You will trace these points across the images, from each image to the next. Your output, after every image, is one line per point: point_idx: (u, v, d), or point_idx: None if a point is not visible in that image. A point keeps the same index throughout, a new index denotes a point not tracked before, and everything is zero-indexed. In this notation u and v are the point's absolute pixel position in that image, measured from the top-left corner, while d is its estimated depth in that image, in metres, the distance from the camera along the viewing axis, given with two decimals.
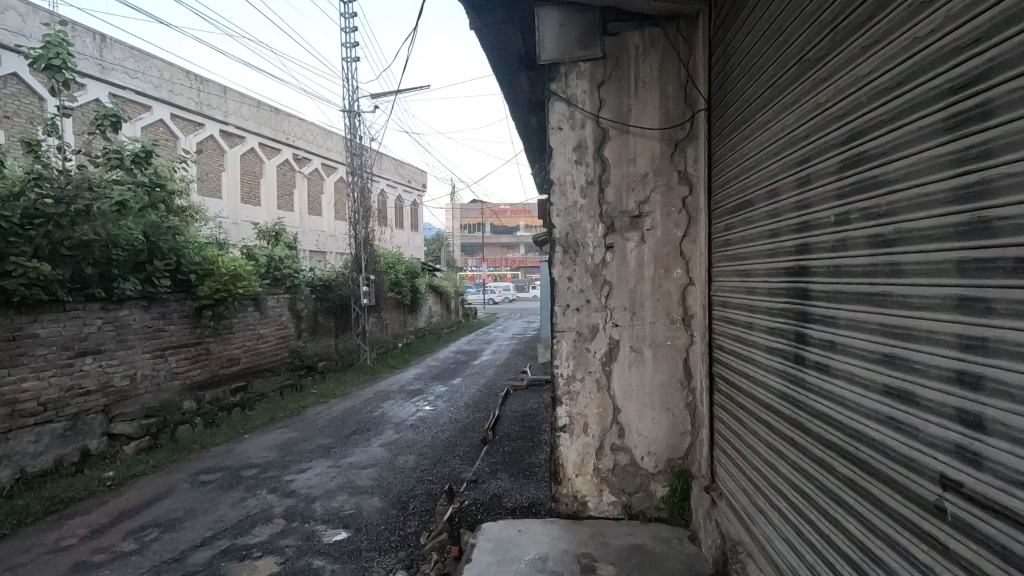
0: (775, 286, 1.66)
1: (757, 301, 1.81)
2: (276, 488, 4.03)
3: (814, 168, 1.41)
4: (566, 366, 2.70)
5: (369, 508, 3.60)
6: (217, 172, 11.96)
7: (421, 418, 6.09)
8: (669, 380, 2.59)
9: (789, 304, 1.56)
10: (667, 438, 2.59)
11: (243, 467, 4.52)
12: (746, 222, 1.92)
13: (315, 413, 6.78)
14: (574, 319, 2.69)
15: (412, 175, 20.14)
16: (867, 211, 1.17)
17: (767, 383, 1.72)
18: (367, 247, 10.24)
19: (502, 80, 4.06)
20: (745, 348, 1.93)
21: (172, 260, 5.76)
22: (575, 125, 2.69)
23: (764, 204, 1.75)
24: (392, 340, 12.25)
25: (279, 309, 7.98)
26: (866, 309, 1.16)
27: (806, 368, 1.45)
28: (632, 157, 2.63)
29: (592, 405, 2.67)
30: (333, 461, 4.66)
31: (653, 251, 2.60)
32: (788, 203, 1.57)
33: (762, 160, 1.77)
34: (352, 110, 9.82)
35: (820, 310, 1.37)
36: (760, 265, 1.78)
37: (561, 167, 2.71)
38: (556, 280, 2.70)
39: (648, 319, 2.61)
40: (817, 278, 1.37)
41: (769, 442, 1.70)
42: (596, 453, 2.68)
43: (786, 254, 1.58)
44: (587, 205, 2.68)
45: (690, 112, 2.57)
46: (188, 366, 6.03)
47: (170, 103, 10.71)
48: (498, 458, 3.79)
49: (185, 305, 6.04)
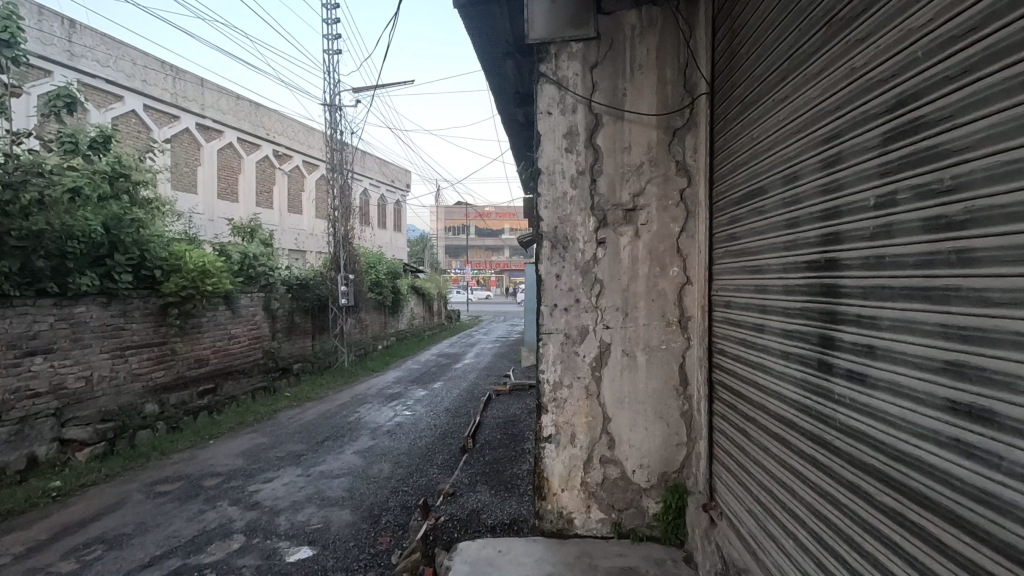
0: (792, 284, 1.47)
1: (769, 300, 1.62)
2: (238, 500, 3.74)
3: (846, 143, 1.22)
4: (553, 371, 2.48)
5: (338, 522, 3.34)
6: (192, 166, 11.56)
7: (400, 424, 5.82)
8: (664, 387, 2.39)
9: (811, 303, 1.36)
10: (661, 449, 2.39)
11: (204, 476, 4.22)
12: (756, 212, 1.73)
13: (288, 417, 6.47)
14: (562, 320, 2.47)
15: (395, 174, 19.84)
16: (922, 189, 0.97)
17: (781, 392, 1.52)
18: (346, 246, 9.93)
19: (487, 67, 3.84)
20: (754, 352, 1.73)
21: (136, 254, 5.44)
22: (565, 110, 2.48)
23: (780, 190, 1.56)
24: (372, 342, 11.92)
25: (252, 309, 7.64)
26: (923, 306, 0.96)
27: (834, 376, 1.25)
28: (627, 145, 2.43)
29: (581, 414, 2.46)
30: (303, 470, 4.38)
31: (648, 247, 2.40)
32: (811, 186, 1.38)
33: (777, 142, 1.58)
34: (333, 104, 9.52)
35: (854, 310, 1.17)
36: (774, 260, 1.58)
37: (549, 155, 2.50)
38: (543, 278, 2.49)
39: (642, 320, 2.41)
40: (851, 272, 1.18)
41: (783, 460, 1.51)
42: (584, 466, 2.46)
43: (807, 246, 1.39)
44: (578, 197, 2.47)
45: (690, 98, 2.38)
46: (151, 367, 5.69)
47: (144, 93, 10.30)
48: (478, 469, 3.55)
49: (149, 303, 5.71)
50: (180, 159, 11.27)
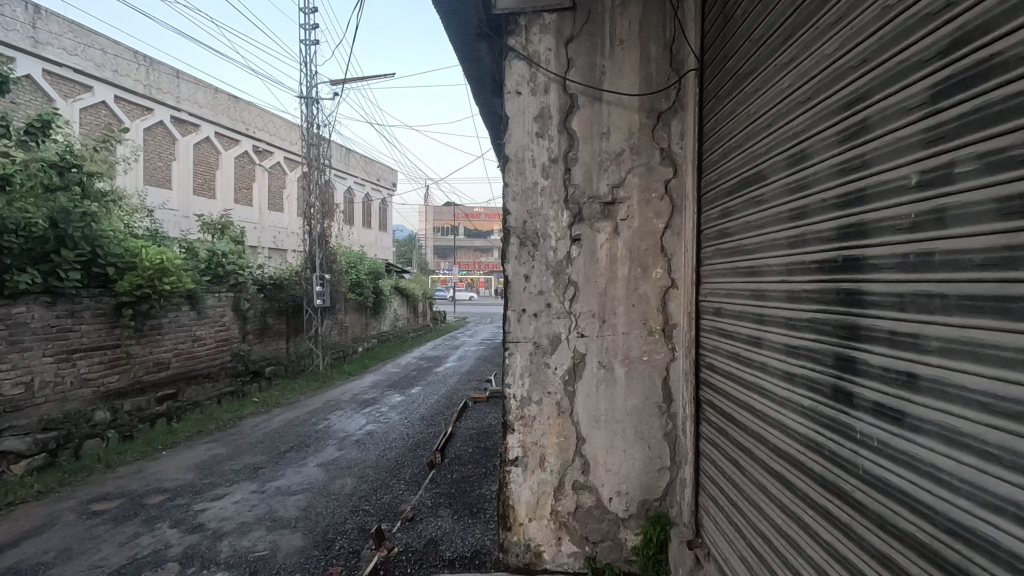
0: (798, 290, 1.18)
1: (768, 308, 1.34)
2: (180, 521, 3.40)
3: (875, 107, 0.94)
4: (520, 385, 2.18)
5: (287, 548, 3.01)
6: (165, 160, 11.11)
7: (370, 433, 5.50)
8: (645, 404, 2.10)
9: (823, 313, 1.08)
10: (641, 475, 2.10)
11: (148, 493, 3.87)
12: (753, 203, 1.44)
13: (253, 424, 6.12)
14: (531, 327, 2.17)
15: (380, 173, 19.50)
16: (995, 158, 0.69)
17: (782, 423, 1.24)
18: (322, 245, 9.58)
19: (459, 51, 3.54)
20: (749, 370, 1.45)
21: (86, 250, 5.08)
22: (537, 90, 2.18)
23: (781, 175, 1.29)
24: (352, 345, 11.53)
25: (220, 309, 7.27)
26: (1000, 324, 0.68)
27: (857, 409, 0.97)
28: (605, 129, 2.13)
29: (551, 433, 2.16)
30: (258, 485, 4.04)
31: (629, 245, 2.11)
32: (824, 165, 1.10)
33: (781, 115, 1.30)
34: (310, 96, 9.18)
35: (884, 326, 0.89)
36: (775, 260, 1.30)
37: (518, 140, 2.19)
38: (510, 280, 2.18)
39: (620, 329, 2.11)
40: (884, 275, 0.89)
41: (785, 505, 1.23)
42: (554, 493, 2.16)
43: (818, 242, 1.11)
44: (550, 188, 2.17)
45: (677, 77, 2.11)
46: (103, 372, 5.31)
47: (115, 84, 9.85)
48: (444, 490, 3.26)
49: (101, 302, 5.34)
50: (154, 153, 10.81)
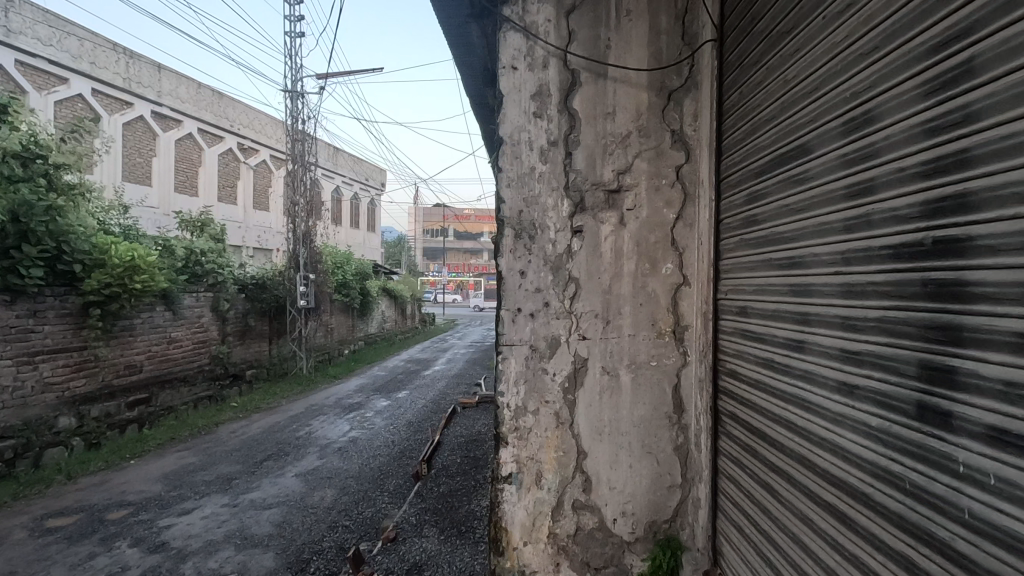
0: (859, 282, 0.97)
1: (814, 307, 1.13)
2: (141, 539, 3.12)
3: (987, 42, 0.74)
4: (514, 393, 1.94)
5: (257, 569, 2.75)
6: (145, 156, 10.75)
7: (353, 440, 5.24)
8: (653, 414, 1.87)
9: (898, 311, 0.87)
10: (648, 493, 1.87)
11: (110, 507, 3.58)
12: (792, 182, 1.23)
13: (230, 431, 5.83)
14: (526, 329, 1.93)
15: (369, 173, 19.21)
16: None
17: (836, 445, 1.03)
18: (306, 244, 9.29)
19: (449, 35, 3.29)
20: (787, 378, 1.23)
21: (50, 246, 4.78)
22: (535, 65, 1.93)
23: (832, 146, 1.08)
24: (337, 347, 11.23)
25: (198, 309, 6.96)
26: None
27: (957, 433, 0.76)
28: (610, 109, 1.89)
29: (549, 447, 1.92)
30: (231, 498, 3.76)
31: (637, 237, 1.88)
32: (899, 126, 0.89)
33: (830, 76, 1.09)
34: (294, 91, 8.90)
35: (1009, 327, 0.68)
36: (825, 250, 1.09)
37: (513, 120, 1.93)
38: (503, 276, 1.93)
39: (626, 331, 1.88)
40: (1009, 258, 0.69)
41: (843, 547, 1.01)
42: (551, 514, 1.91)
43: (892, 223, 0.90)
44: (548, 173, 1.92)
45: (690, 51, 1.89)
46: (69, 376, 5.00)
47: (93, 76, 9.50)
48: (429, 506, 3.02)
49: (66, 302, 5.03)
50: (133, 148, 10.45)
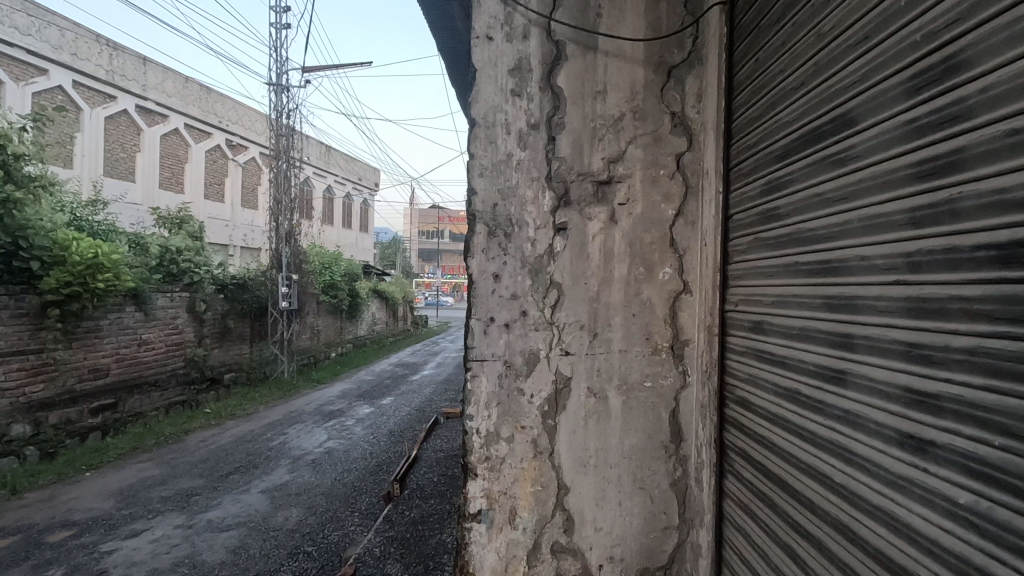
0: (939, 298, 0.69)
1: (859, 326, 0.85)
2: (79, 567, 2.81)
3: None
4: (485, 418, 1.63)
5: None
6: (128, 151, 10.41)
7: (329, 451, 4.94)
8: (648, 444, 1.59)
9: (1011, 343, 0.60)
10: (640, 535, 1.58)
11: (52, 528, 3.27)
12: (829, 164, 0.95)
13: (199, 440, 5.52)
14: (499, 341, 1.63)
15: (361, 172, 18.88)
16: None
17: (898, 521, 0.75)
18: (289, 243, 8.97)
19: (429, 14, 3.00)
20: (816, 417, 0.96)
21: (5, 242, 4.47)
22: (513, 35, 1.64)
23: (888, 112, 0.80)
24: (323, 350, 10.90)
25: (172, 311, 6.65)
26: None
27: None
28: (600, 87, 1.61)
29: (524, 482, 1.61)
30: (187, 518, 3.45)
31: (631, 234, 1.60)
32: (1011, 71, 0.62)
33: (892, 16, 0.81)
34: (279, 84, 8.59)
35: None
36: (882, 251, 0.80)
37: (488, 98, 1.64)
38: (474, 279, 1.63)
39: (617, 346, 1.60)
40: None
41: None
42: (526, 560, 1.60)
43: (1002, 212, 0.62)
44: (528, 160, 1.63)
45: (693, 21, 1.62)
46: (24, 381, 4.68)
47: (73, 68, 9.17)
48: (396, 535, 2.75)
49: (24, 301, 4.73)
50: (115, 143, 10.10)
